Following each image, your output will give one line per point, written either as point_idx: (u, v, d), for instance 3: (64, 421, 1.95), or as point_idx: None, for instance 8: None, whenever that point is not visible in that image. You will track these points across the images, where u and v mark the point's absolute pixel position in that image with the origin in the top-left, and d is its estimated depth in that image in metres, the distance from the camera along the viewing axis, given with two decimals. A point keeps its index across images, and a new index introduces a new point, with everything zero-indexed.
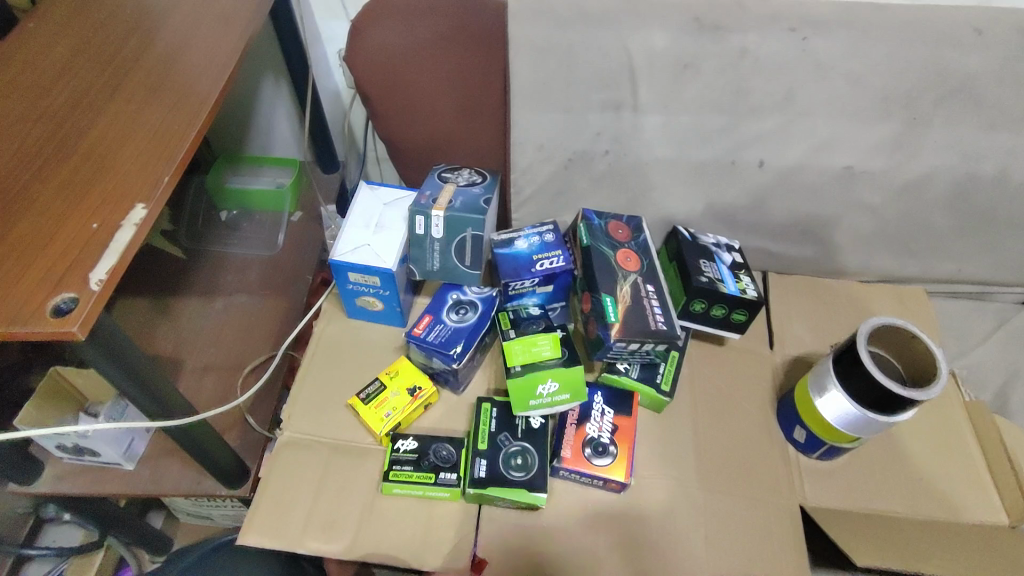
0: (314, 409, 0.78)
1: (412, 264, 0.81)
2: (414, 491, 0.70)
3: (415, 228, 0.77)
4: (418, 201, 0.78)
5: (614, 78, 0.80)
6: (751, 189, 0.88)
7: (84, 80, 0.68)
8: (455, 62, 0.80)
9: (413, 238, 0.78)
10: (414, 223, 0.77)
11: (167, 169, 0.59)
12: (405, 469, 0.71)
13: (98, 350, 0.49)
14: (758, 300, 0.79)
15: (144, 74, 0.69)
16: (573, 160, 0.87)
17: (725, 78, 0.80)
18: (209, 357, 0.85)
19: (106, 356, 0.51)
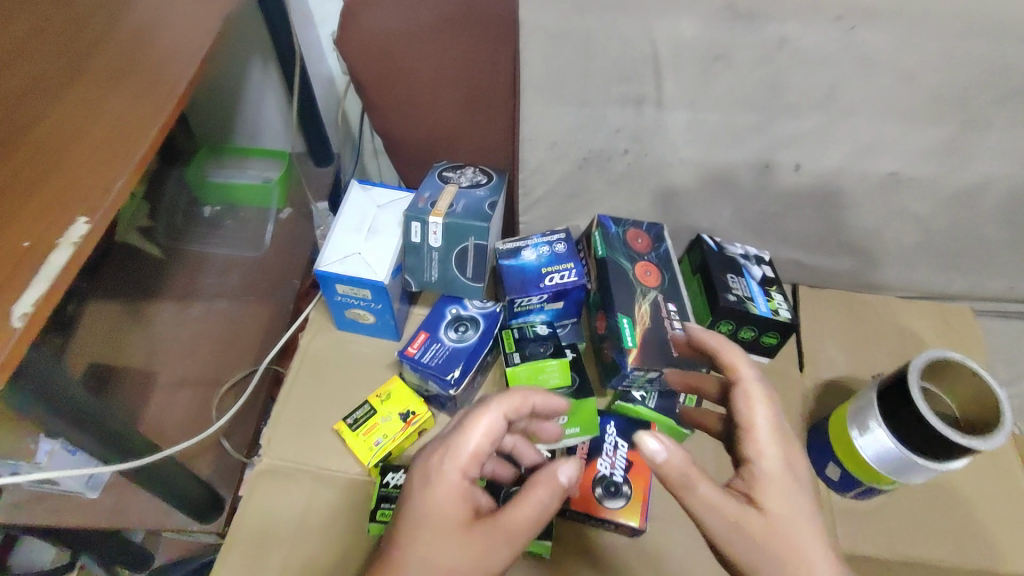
0: (296, 433, 0.71)
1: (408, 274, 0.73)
2: None
3: (411, 235, 0.69)
4: (414, 205, 0.69)
5: (635, 69, 0.71)
6: (785, 196, 0.79)
7: (38, 51, 0.59)
8: (458, 48, 0.71)
9: (409, 246, 0.70)
10: (410, 230, 0.69)
11: (119, 175, 0.50)
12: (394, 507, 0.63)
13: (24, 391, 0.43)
14: (791, 323, 0.70)
15: (106, 55, 0.60)
16: (588, 159, 0.79)
17: (760, 72, 0.70)
18: (185, 370, 0.79)
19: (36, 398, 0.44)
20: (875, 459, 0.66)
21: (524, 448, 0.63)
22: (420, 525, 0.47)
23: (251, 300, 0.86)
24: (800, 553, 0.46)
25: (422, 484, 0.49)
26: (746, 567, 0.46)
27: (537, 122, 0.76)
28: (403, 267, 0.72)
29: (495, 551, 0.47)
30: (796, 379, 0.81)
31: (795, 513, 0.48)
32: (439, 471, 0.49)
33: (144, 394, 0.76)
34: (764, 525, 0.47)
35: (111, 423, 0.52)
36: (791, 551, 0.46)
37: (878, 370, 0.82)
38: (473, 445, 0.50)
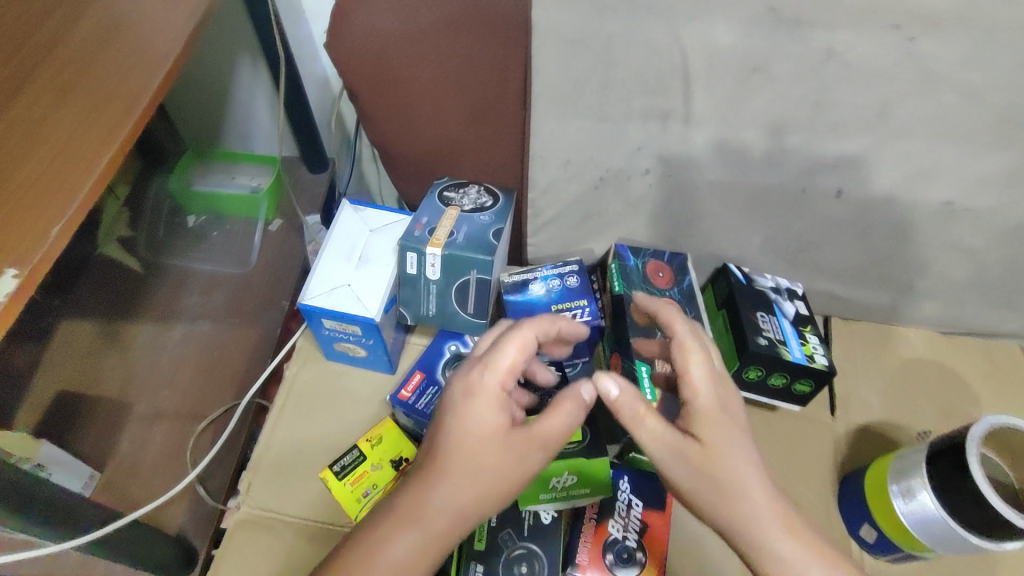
0: (278, 479, 0.65)
1: (403, 306, 0.66)
2: None
3: (406, 266, 0.62)
4: (410, 232, 0.62)
5: (662, 81, 0.63)
6: (823, 223, 0.71)
7: None
8: (463, 54, 0.63)
9: (404, 277, 0.63)
10: (405, 260, 0.62)
11: (59, 216, 0.43)
12: None
13: None
14: (829, 371, 0.63)
15: (58, 63, 0.52)
16: (605, 180, 0.71)
17: (803, 86, 0.61)
18: (162, 402, 0.72)
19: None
20: (919, 528, 0.59)
21: (538, 371, 0.61)
22: (461, 438, 0.47)
23: (236, 324, 0.80)
24: (737, 484, 0.47)
25: (459, 398, 0.48)
26: (693, 499, 0.48)
27: (550, 137, 0.68)
28: (399, 299, 0.66)
29: (530, 459, 0.48)
30: (827, 424, 0.74)
31: (733, 446, 0.48)
32: (476, 386, 0.48)
33: (116, 427, 0.70)
34: (702, 456, 0.48)
35: (49, 498, 0.46)
36: (728, 484, 0.47)
37: (918, 416, 0.74)
38: (509, 362, 0.49)
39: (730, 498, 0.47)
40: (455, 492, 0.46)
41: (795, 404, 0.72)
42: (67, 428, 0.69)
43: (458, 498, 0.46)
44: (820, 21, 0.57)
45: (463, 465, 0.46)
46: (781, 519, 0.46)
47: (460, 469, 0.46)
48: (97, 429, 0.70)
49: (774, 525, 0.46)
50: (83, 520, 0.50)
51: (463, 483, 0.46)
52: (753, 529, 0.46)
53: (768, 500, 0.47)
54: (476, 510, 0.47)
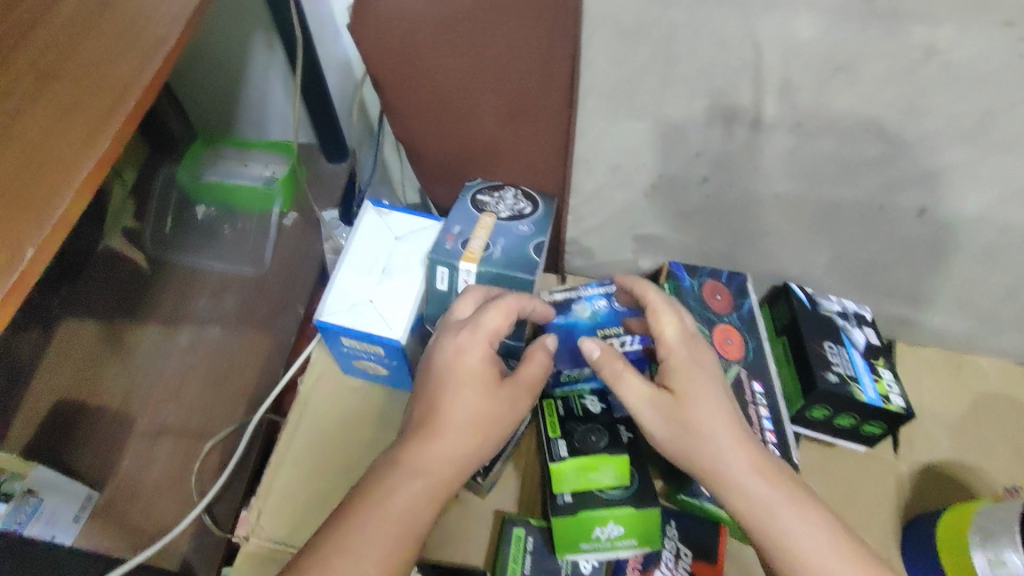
0: (289, 508, 0.59)
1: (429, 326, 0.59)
2: None
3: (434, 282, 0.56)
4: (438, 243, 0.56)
5: (728, 81, 0.55)
6: (900, 243, 0.63)
7: None
8: (504, 44, 0.56)
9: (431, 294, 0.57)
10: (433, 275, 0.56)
11: (30, 240, 0.37)
12: None
13: None
14: (905, 413, 0.56)
15: (37, 47, 0.45)
16: (657, 187, 0.64)
17: (893, 90, 0.53)
18: (168, 415, 0.68)
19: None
20: None
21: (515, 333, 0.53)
22: (464, 400, 0.46)
23: (249, 330, 0.75)
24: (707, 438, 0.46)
25: (449, 360, 0.48)
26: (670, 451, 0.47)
27: (597, 139, 0.61)
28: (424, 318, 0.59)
29: (517, 406, 0.48)
30: (889, 461, 0.67)
31: (705, 395, 0.47)
32: (466, 346, 0.48)
33: (118, 444, 0.65)
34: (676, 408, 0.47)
35: None
36: (701, 438, 0.46)
37: (991, 458, 0.67)
38: (495, 324, 0.48)
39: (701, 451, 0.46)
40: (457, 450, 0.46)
41: (862, 446, 0.67)
42: (64, 445, 0.64)
43: (456, 448, 0.46)
44: (921, 15, 0.48)
45: (465, 428, 0.46)
46: (754, 468, 0.45)
47: (460, 429, 0.46)
48: (98, 445, 0.65)
49: (750, 474, 0.45)
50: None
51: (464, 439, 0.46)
52: (725, 478, 0.45)
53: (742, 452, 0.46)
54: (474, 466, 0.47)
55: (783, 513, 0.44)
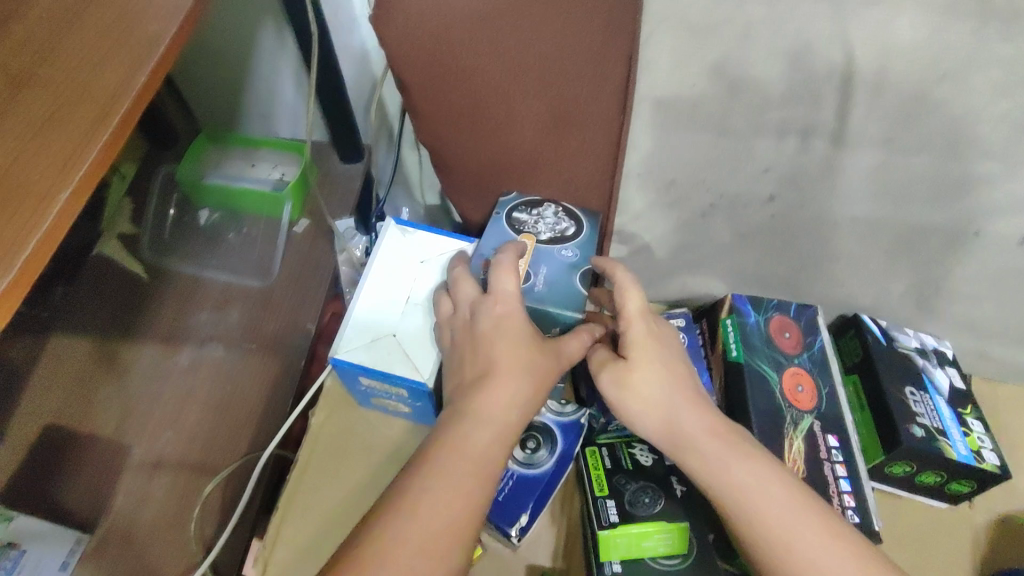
0: (302, 558, 0.53)
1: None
2: None
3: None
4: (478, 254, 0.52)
5: (810, 88, 0.48)
6: (991, 273, 0.56)
7: None
8: (553, 41, 0.48)
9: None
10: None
11: None
12: None
13: None
14: (1000, 474, 0.50)
15: (9, 46, 0.37)
16: (716, 206, 0.57)
17: (1006, 101, 0.46)
18: (164, 448, 0.61)
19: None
20: None
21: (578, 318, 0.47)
22: (507, 414, 0.39)
23: (254, 349, 0.67)
24: (674, 416, 0.43)
25: (474, 338, 0.43)
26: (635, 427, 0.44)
27: (651, 151, 0.54)
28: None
29: None
30: (963, 512, 0.60)
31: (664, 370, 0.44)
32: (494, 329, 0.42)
33: (109, 477, 0.59)
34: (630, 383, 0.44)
35: None
36: (668, 420, 0.43)
37: None
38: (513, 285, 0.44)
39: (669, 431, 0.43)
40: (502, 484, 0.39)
41: (943, 503, 0.60)
42: (53, 477, 0.58)
43: None
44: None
45: (505, 450, 0.39)
46: (725, 445, 0.41)
47: None
48: (89, 479, 0.59)
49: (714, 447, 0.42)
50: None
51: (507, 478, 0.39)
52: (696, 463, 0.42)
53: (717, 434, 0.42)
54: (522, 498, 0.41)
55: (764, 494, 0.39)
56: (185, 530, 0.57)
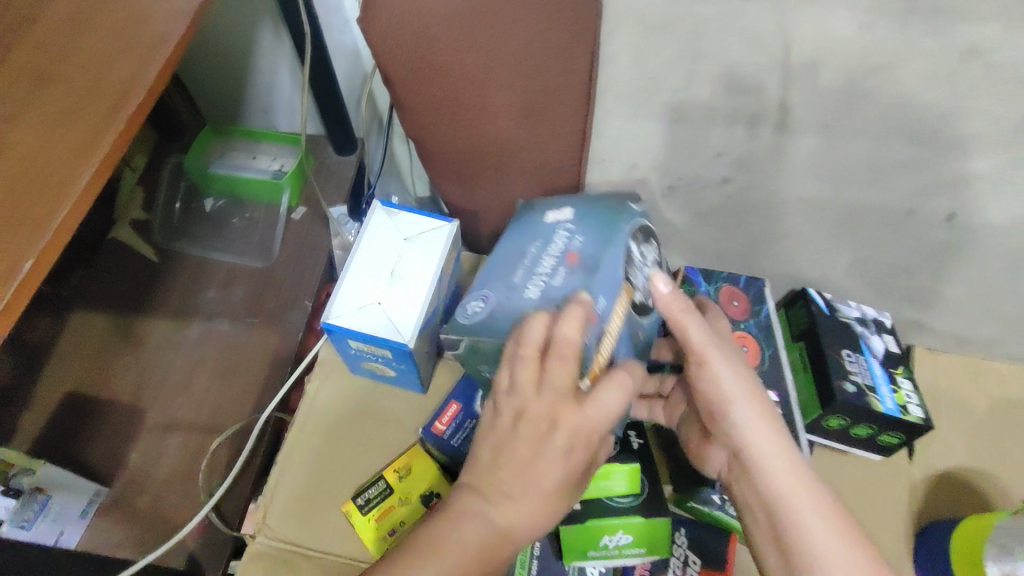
0: (301, 505, 0.59)
1: (480, 304, 0.46)
2: None
3: (536, 273, 0.45)
4: (585, 274, 0.43)
5: (756, 79, 0.53)
6: (928, 248, 0.61)
7: None
8: (518, 39, 0.53)
9: (519, 281, 0.45)
10: (549, 278, 0.44)
11: (23, 257, 0.35)
12: None
13: None
14: (924, 425, 0.55)
15: (30, 44, 0.42)
16: (676, 189, 0.63)
17: (932, 90, 0.51)
18: (176, 410, 0.67)
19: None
20: None
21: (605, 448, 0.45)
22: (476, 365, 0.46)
23: (256, 323, 0.73)
24: (756, 428, 0.45)
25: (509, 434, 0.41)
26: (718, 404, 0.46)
27: (615, 138, 0.59)
28: (488, 290, 0.46)
29: None
30: (903, 467, 0.66)
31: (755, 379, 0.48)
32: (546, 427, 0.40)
33: (127, 438, 0.65)
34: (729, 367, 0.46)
35: None
36: (753, 431, 0.45)
37: (1005, 464, 0.66)
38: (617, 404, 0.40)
39: (747, 445, 0.45)
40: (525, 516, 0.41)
41: (878, 455, 0.65)
42: (74, 439, 0.64)
43: None
44: (970, 12, 0.47)
45: None
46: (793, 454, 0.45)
47: None
48: (108, 439, 0.65)
49: (780, 445, 0.45)
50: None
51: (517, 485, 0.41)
52: (770, 479, 0.44)
53: (788, 456, 0.45)
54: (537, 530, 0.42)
55: (808, 512, 0.43)
56: (195, 482, 0.63)
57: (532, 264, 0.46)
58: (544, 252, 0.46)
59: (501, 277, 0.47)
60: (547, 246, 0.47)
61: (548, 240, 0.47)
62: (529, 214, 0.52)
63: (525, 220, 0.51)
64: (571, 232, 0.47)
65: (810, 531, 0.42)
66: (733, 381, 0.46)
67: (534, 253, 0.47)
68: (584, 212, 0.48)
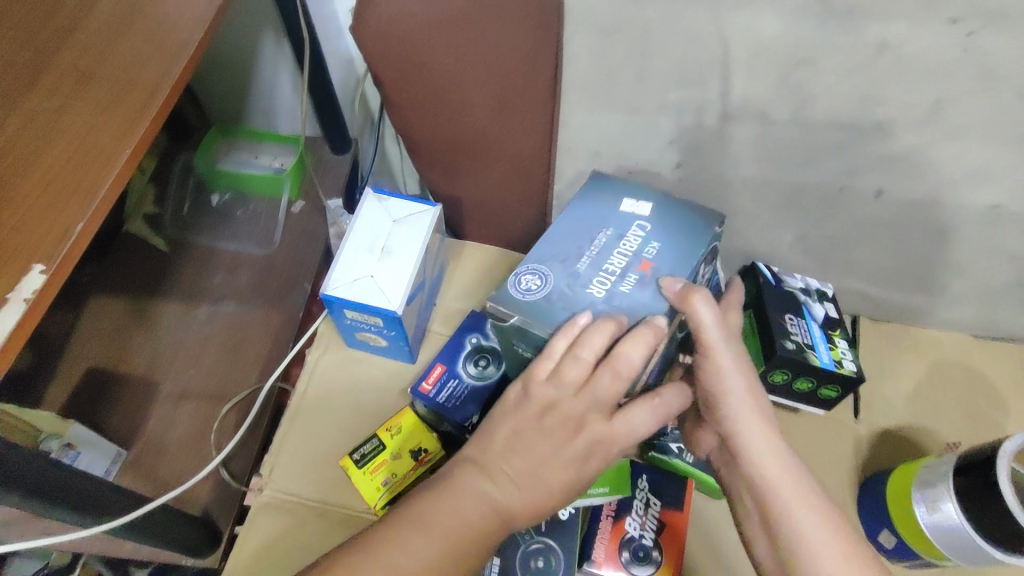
0: (301, 462, 0.66)
1: (536, 281, 0.50)
2: None
3: (605, 266, 0.50)
4: (659, 295, 0.48)
5: (699, 73, 0.59)
6: (860, 221, 0.69)
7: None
8: (491, 41, 0.60)
9: (586, 269, 0.50)
10: (618, 280, 0.50)
11: (78, 215, 0.41)
12: None
13: None
14: (855, 377, 0.62)
15: (72, 50, 0.49)
16: (636, 172, 0.70)
17: (853, 81, 0.57)
18: (188, 381, 0.74)
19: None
20: (941, 539, 0.58)
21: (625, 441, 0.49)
22: None
23: (260, 305, 0.80)
24: (748, 418, 0.52)
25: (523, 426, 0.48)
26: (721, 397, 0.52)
27: (579, 128, 0.67)
28: (555, 267, 0.51)
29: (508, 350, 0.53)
30: (849, 426, 0.73)
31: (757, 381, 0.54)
32: (576, 432, 0.47)
33: (145, 405, 0.72)
34: (734, 364, 0.52)
35: (75, 487, 0.46)
36: (744, 421, 0.52)
37: (941, 421, 0.73)
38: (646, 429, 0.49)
39: (738, 432, 0.52)
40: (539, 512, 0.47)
41: (821, 410, 0.72)
42: (95, 405, 0.71)
43: None
44: (879, 13, 0.52)
45: None
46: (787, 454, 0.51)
47: None
48: (125, 407, 0.72)
49: (774, 442, 0.51)
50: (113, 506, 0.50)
51: (529, 485, 0.47)
52: (757, 461, 0.51)
53: (774, 442, 0.52)
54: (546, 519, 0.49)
55: (799, 510, 0.48)
56: (207, 442, 0.71)
57: (605, 254, 0.51)
58: (617, 247, 0.51)
59: (568, 257, 0.51)
60: (622, 242, 0.52)
61: (623, 234, 0.52)
62: (599, 198, 0.56)
63: (597, 203, 0.55)
64: (650, 237, 0.52)
65: (792, 507, 0.48)
66: (731, 375, 0.52)
67: (604, 240, 0.52)
68: (661, 218, 0.53)
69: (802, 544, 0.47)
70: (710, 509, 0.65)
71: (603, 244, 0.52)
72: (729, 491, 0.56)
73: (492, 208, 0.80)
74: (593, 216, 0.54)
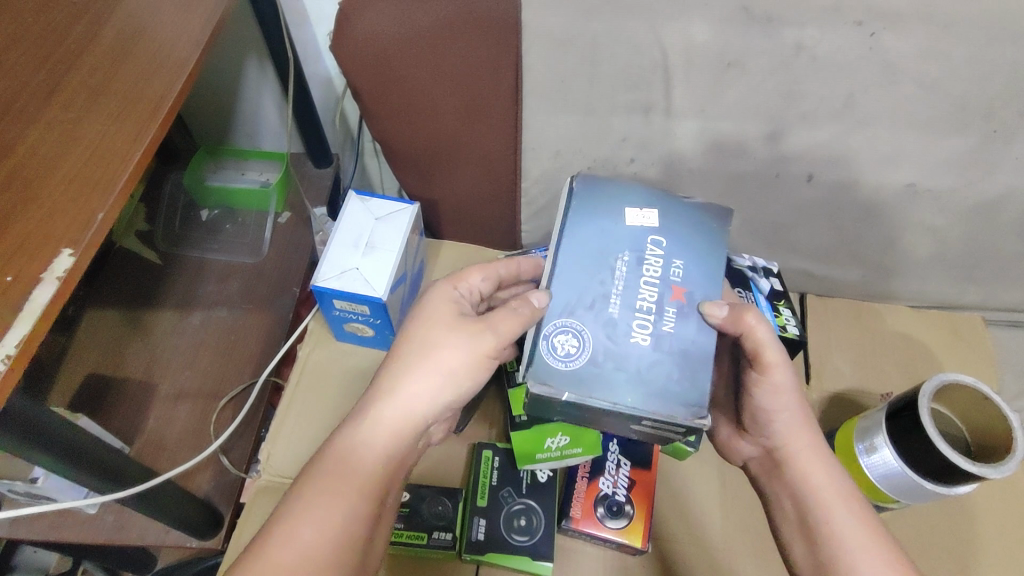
0: (296, 449, 0.70)
1: (572, 341, 0.48)
2: (433, 553, 0.63)
3: (639, 303, 0.49)
4: (704, 322, 0.49)
5: (643, 77, 0.67)
6: (796, 203, 0.77)
7: (17, 62, 0.54)
8: (458, 55, 0.67)
9: (622, 313, 0.49)
10: (658, 316, 0.49)
11: (100, 206, 0.47)
12: (444, 538, 0.63)
13: (16, 435, 0.44)
14: (798, 339, 0.70)
15: (84, 70, 0.55)
16: (595, 168, 0.78)
17: (776, 78, 0.65)
18: (184, 382, 0.80)
19: (5, 433, 0.43)
20: (883, 480, 0.64)
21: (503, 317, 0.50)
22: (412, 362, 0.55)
23: (251, 309, 0.86)
24: (796, 433, 0.55)
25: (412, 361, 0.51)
26: (768, 413, 0.55)
27: (540, 131, 0.74)
28: (580, 307, 0.49)
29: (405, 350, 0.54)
30: (802, 391, 0.79)
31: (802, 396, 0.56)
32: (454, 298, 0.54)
33: (144, 405, 0.78)
34: (784, 378, 0.54)
35: (97, 454, 0.53)
36: (794, 439, 0.55)
37: (884, 381, 0.80)
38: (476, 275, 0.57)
39: (787, 449, 0.55)
40: (431, 380, 0.50)
41: None
42: (100, 405, 0.77)
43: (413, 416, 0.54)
44: (792, 19, 0.60)
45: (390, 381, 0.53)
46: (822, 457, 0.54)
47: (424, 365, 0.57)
48: (126, 409, 0.77)
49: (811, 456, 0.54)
50: (121, 475, 0.56)
51: (417, 361, 0.51)
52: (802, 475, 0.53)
53: (821, 457, 0.54)
54: (457, 397, 0.52)
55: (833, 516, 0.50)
56: (205, 437, 0.77)
57: (633, 285, 0.50)
58: (642, 275, 0.50)
59: (600, 299, 0.49)
60: (644, 267, 0.51)
61: (642, 256, 0.51)
62: (603, 206, 0.54)
63: (605, 218, 0.53)
64: (670, 255, 0.52)
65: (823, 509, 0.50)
66: (785, 394, 0.54)
67: (626, 267, 0.51)
68: (672, 228, 0.53)
69: (847, 555, 0.49)
70: (677, 470, 0.70)
71: (627, 274, 0.50)
72: (765, 497, 0.57)
73: (467, 208, 0.88)
74: (598, 235, 0.52)
